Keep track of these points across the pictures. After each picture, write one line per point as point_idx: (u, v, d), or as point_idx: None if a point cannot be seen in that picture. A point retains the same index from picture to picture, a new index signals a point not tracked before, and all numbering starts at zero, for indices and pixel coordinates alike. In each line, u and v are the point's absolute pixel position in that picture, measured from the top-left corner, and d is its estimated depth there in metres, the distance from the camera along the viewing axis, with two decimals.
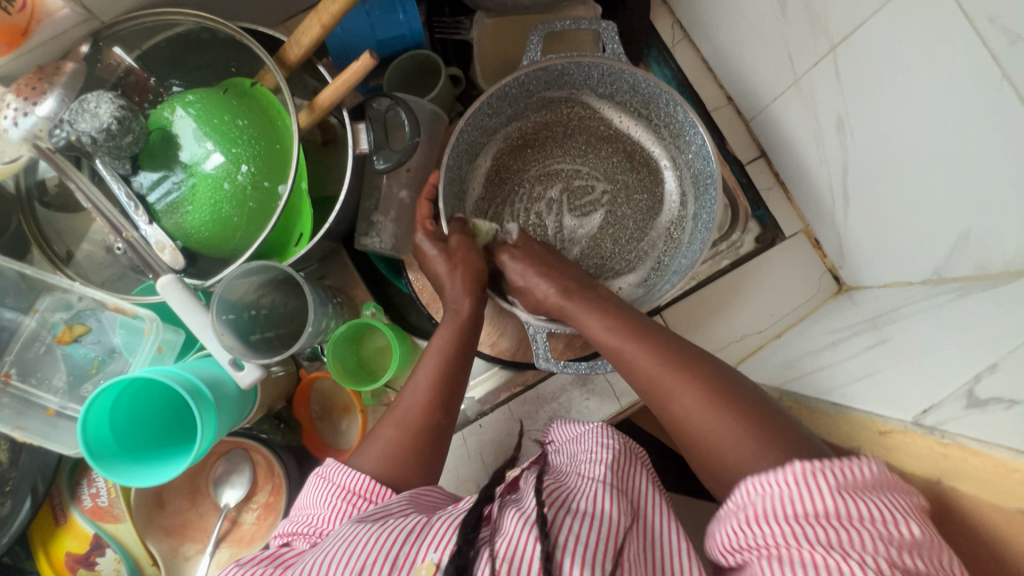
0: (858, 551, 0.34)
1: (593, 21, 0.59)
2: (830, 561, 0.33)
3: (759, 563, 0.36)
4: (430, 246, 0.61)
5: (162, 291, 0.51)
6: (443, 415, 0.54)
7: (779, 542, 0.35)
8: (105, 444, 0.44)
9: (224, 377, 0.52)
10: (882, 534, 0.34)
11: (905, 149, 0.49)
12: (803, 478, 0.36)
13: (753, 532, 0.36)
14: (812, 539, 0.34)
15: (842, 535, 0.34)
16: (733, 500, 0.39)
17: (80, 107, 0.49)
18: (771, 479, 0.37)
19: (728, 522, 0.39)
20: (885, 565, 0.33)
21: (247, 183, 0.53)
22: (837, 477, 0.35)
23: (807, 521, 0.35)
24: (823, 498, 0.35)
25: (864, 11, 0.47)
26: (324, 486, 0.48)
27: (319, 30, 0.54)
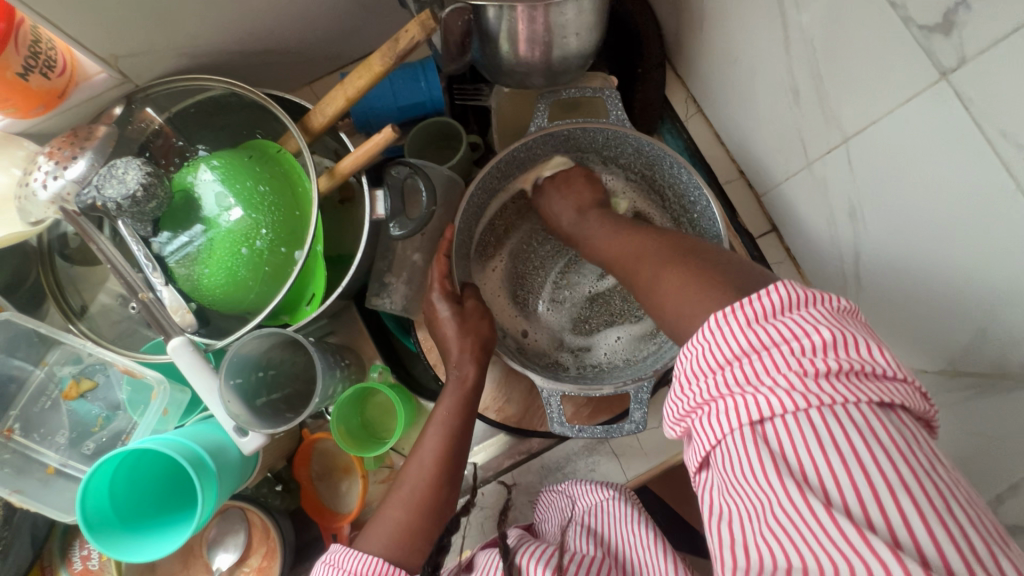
0: (780, 370, 0.33)
1: (598, 90, 0.60)
2: (761, 398, 0.32)
3: (698, 423, 0.36)
4: (443, 307, 0.60)
5: (173, 354, 0.51)
6: (449, 490, 0.53)
7: (711, 396, 0.35)
8: (104, 518, 0.44)
9: (227, 443, 0.52)
10: (800, 349, 0.33)
11: (919, 243, 0.49)
12: (719, 325, 0.36)
13: (690, 392, 0.37)
14: (738, 381, 0.34)
15: (768, 359, 0.33)
16: (677, 372, 0.39)
17: (109, 173, 0.51)
18: (697, 339, 0.37)
19: (674, 397, 0.39)
20: (798, 381, 0.32)
21: (265, 248, 0.54)
22: (750, 312, 0.35)
23: (732, 363, 0.34)
24: (739, 336, 0.35)
25: (875, 110, 0.47)
26: (332, 573, 0.46)
27: (343, 103, 0.55)
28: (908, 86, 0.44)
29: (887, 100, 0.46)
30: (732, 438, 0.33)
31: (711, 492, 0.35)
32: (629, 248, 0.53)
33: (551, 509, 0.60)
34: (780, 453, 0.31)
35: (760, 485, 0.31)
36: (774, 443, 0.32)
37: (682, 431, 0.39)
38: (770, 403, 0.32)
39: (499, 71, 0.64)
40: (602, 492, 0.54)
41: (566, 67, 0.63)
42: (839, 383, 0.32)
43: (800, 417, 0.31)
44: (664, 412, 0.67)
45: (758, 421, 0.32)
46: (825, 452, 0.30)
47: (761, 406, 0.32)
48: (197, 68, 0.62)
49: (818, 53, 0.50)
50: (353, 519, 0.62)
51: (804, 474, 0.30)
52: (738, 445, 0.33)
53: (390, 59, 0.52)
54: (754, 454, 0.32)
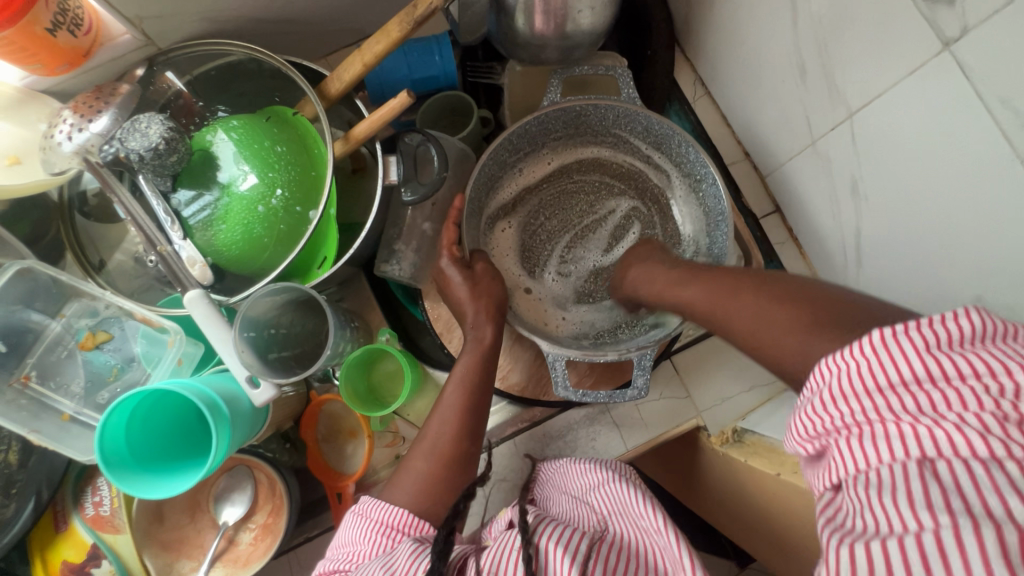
0: (968, 407, 0.27)
1: (611, 68, 0.62)
2: (938, 433, 0.27)
3: (838, 446, 0.30)
4: (454, 271, 0.61)
5: (189, 306, 0.52)
6: (471, 443, 0.54)
7: (865, 418, 0.29)
8: (120, 456, 0.45)
9: (239, 394, 0.53)
10: (997, 388, 0.26)
11: (916, 215, 0.51)
12: (883, 346, 0.30)
13: (831, 412, 0.31)
14: (898, 409, 0.28)
15: (949, 393, 0.27)
16: (808, 388, 0.33)
17: (132, 127, 0.52)
18: (841, 355, 0.31)
19: (802, 412, 0.33)
20: (993, 426, 0.26)
21: (281, 206, 0.55)
22: (929, 337, 0.29)
23: (896, 391, 0.29)
24: (911, 360, 0.29)
25: (880, 84, 0.49)
26: (361, 523, 0.47)
27: (360, 68, 0.57)
28: (911, 59, 0.45)
29: (891, 74, 0.47)
30: (886, 469, 0.28)
31: (835, 514, 0.30)
32: (725, 291, 0.48)
33: (557, 489, 0.57)
34: (956, 494, 0.25)
35: (912, 525, 0.26)
36: (948, 484, 0.26)
37: (812, 451, 0.33)
38: (953, 440, 0.26)
39: (512, 45, 0.66)
40: (601, 471, 0.54)
41: (577, 43, 0.65)
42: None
43: (990, 464, 0.25)
44: (665, 385, 0.68)
45: (930, 456, 0.26)
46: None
47: (936, 443, 0.26)
48: (216, 33, 0.63)
49: (825, 29, 0.52)
50: (358, 478, 0.63)
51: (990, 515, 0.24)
52: (892, 478, 0.27)
53: (407, 25, 0.53)
54: (916, 487, 0.26)
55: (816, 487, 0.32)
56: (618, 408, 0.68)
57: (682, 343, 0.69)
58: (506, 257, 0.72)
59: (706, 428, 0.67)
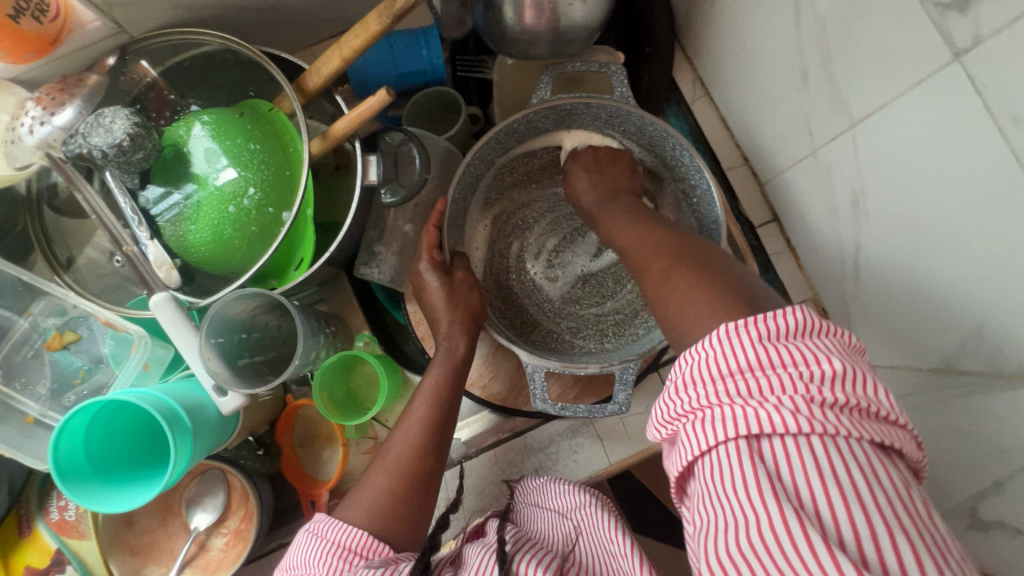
0: (785, 391, 0.31)
1: (604, 65, 0.59)
2: (762, 413, 0.30)
3: (686, 428, 0.33)
4: (431, 277, 0.58)
5: (155, 309, 0.50)
6: (435, 459, 0.53)
7: (706, 404, 0.33)
8: (75, 466, 0.43)
9: (206, 401, 0.52)
10: (808, 374, 0.31)
11: (918, 233, 0.48)
12: (727, 337, 0.33)
13: (682, 398, 0.34)
14: (736, 394, 0.32)
15: (770, 378, 0.31)
16: (669, 378, 0.36)
17: (96, 121, 0.50)
18: (700, 346, 0.34)
19: (663, 397, 0.36)
20: (802, 405, 0.30)
21: (253, 207, 0.53)
22: (762, 329, 0.33)
23: (732, 377, 0.32)
24: (746, 350, 0.32)
25: (884, 94, 0.46)
26: (315, 543, 0.46)
27: (339, 63, 0.54)
28: (918, 69, 0.42)
29: (896, 84, 0.44)
30: (723, 450, 0.31)
31: (693, 501, 0.33)
32: (650, 249, 0.48)
33: (530, 507, 0.57)
34: (775, 474, 0.29)
35: (744, 505, 0.29)
36: (771, 465, 0.30)
37: (666, 436, 0.36)
38: (772, 420, 0.30)
39: (501, 41, 0.63)
40: (579, 492, 0.55)
41: (569, 40, 0.62)
42: (844, 416, 0.30)
43: (799, 442, 0.29)
44: (651, 398, 0.66)
45: (756, 437, 0.30)
46: (825, 483, 0.28)
47: (762, 422, 0.30)
48: (193, 21, 0.61)
49: (829, 32, 0.49)
50: (332, 488, 0.62)
51: (797, 496, 0.29)
52: (728, 459, 0.30)
53: (387, 18, 0.51)
54: (747, 471, 0.30)
55: (670, 472, 0.35)
56: (601, 421, 0.66)
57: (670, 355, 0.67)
58: (489, 257, 0.71)
59: None
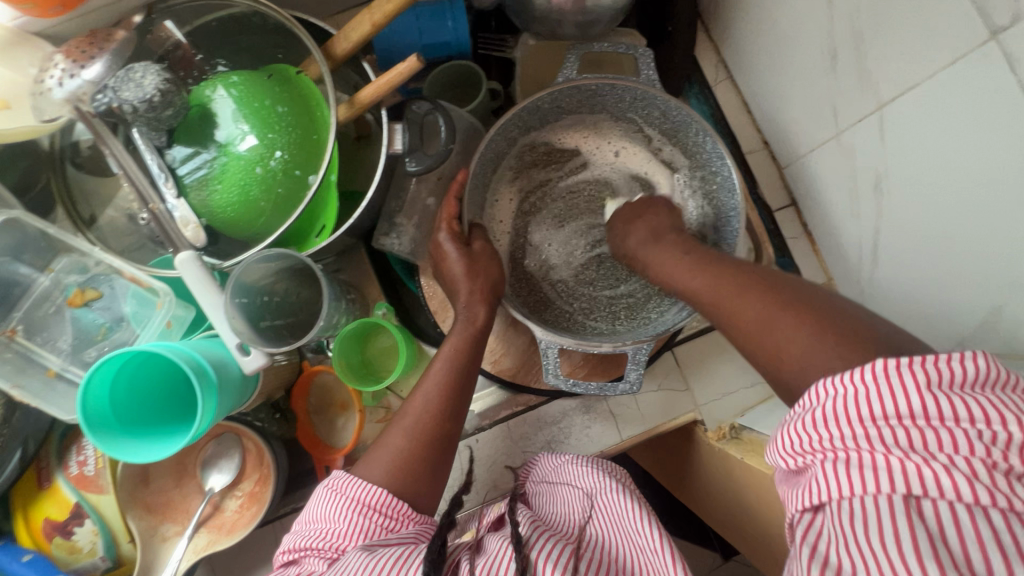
0: (958, 450, 0.29)
1: (631, 46, 0.58)
2: (927, 471, 0.29)
3: (821, 467, 0.33)
4: (452, 248, 0.59)
5: (180, 267, 0.50)
6: (451, 424, 0.53)
7: (853, 446, 0.32)
8: (103, 416, 0.44)
9: (228, 360, 0.52)
10: (988, 437, 0.29)
11: (938, 215, 0.48)
12: (883, 377, 0.31)
13: (816, 433, 0.33)
14: (890, 442, 0.31)
15: (939, 434, 0.30)
16: (798, 406, 0.35)
17: (126, 76, 0.50)
18: (845, 378, 0.33)
19: (791, 426, 0.35)
20: (979, 470, 0.29)
21: (279, 169, 0.53)
22: (930, 373, 0.31)
23: (889, 422, 0.31)
24: (910, 396, 0.31)
25: (914, 76, 0.46)
26: (336, 498, 0.47)
27: (369, 28, 0.54)
28: (952, 48, 0.43)
29: (927, 65, 0.45)
30: (874, 500, 0.30)
31: (815, 538, 0.32)
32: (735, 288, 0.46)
33: (544, 490, 0.56)
34: (938, 534, 0.28)
35: (896, 558, 0.28)
36: (932, 522, 0.29)
37: (795, 467, 0.35)
38: (940, 482, 0.29)
39: (529, 17, 0.63)
40: (599, 475, 0.53)
41: (597, 18, 0.62)
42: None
43: (974, 510, 0.28)
44: (664, 376, 0.67)
45: (916, 495, 0.29)
46: (1001, 554, 0.27)
47: (925, 479, 0.29)
48: None
49: (863, 14, 0.49)
50: (347, 453, 0.62)
51: (967, 563, 0.28)
52: (875, 510, 0.30)
53: None
54: (900, 525, 0.29)
55: (790, 504, 0.34)
56: (614, 397, 0.66)
57: (684, 336, 0.68)
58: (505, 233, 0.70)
59: (702, 422, 0.66)
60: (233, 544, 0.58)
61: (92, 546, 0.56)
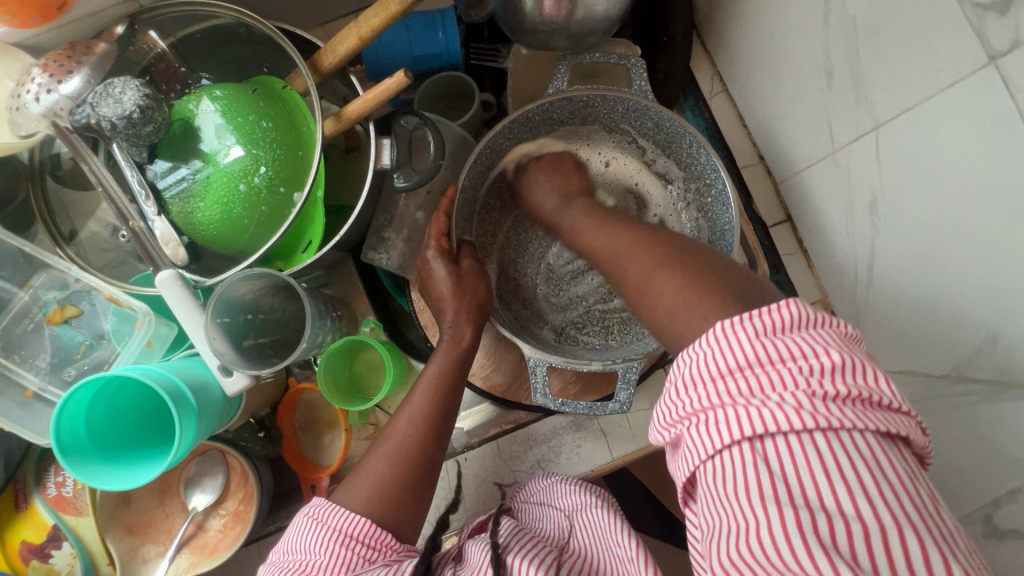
0: (786, 387, 0.30)
1: (624, 57, 0.57)
2: (765, 412, 0.30)
3: (689, 433, 0.33)
4: (441, 265, 0.58)
5: (160, 287, 0.49)
6: (436, 449, 0.52)
7: (705, 404, 0.32)
8: (78, 442, 0.43)
9: (210, 381, 0.51)
10: (808, 368, 0.31)
11: (934, 238, 0.48)
12: (724, 337, 0.33)
13: (685, 399, 0.33)
14: (737, 393, 0.31)
15: (772, 374, 0.31)
16: (670, 378, 0.36)
17: (105, 91, 0.49)
18: (698, 346, 0.34)
19: (665, 399, 0.35)
20: (805, 401, 0.30)
21: (263, 185, 0.52)
22: (759, 325, 0.32)
23: (733, 375, 0.32)
24: (745, 348, 0.32)
25: (911, 96, 0.45)
26: (316, 528, 0.46)
27: (356, 42, 0.53)
28: (950, 71, 0.42)
29: (923, 87, 0.44)
30: (728, 453, 0.31)
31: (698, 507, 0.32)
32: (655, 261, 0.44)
33: (529, 505, 0.58)
34: (779, 473, 0.29)
35: (747, 509, 0.29)
36: (774, 464, 0.30)
37: (669, 439, 0.35)
38: (775, 419, 0.30)
39: (521, 29, 0.62)
40: (585, 494, 0.54)
41: (589, 30, 0.61)
42: (846, 408, 0.30)
43: (803, 439, 0.29)
44: (656, 395, 0.66)
45: (760, 436, 0.30)
46: (830, 478, 0.29)
47: (763, 421, 0.30)
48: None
49: (859, 32, 0.48)
50: (333, 473, 0.61)
51: (807, 498, 0.29)
52: (734, 463, 0.30)
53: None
54: (751, 472, 0.30)
55: (674, 476, 0.35)
56: (605, 415, 0.65)
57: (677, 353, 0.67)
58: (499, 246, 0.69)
59: None
60: (215, 567, 0.57)
61: (69, 569, 0.55)
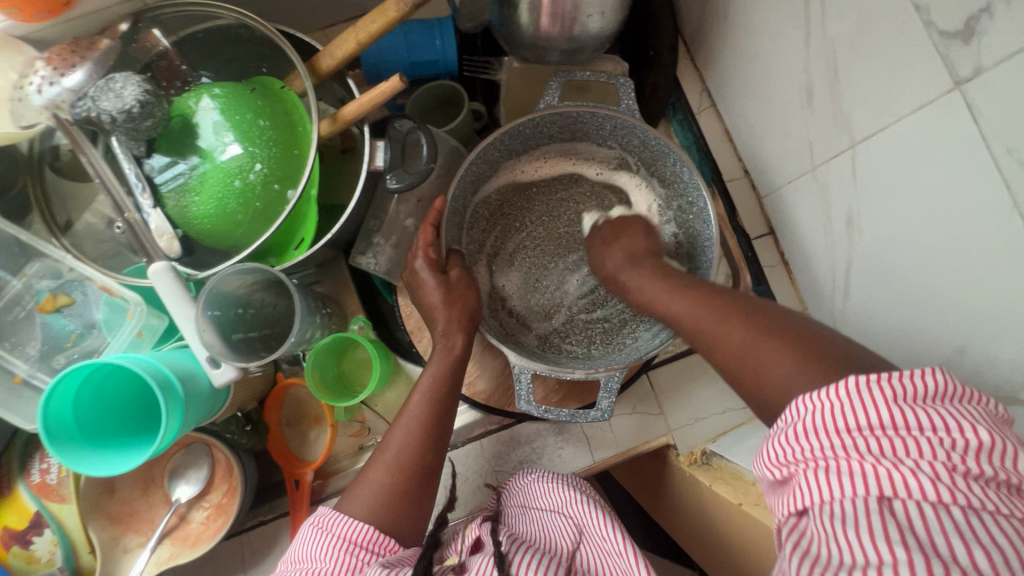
0: (923, 456, 0.32)
1: (613, 77, 0.59)
2: (896, 475, 0.31)
3: (804, 475, 0.34)
4: (428, 276, 0.59)
5: (153, 278, 0.50)
6: (435, 454, 0.53)
7: (828, 454, 0.34)
8: (65, 429, 0.44)
9: (199, 372, 0.52)
10: (949, 443, 0.32)
11: (896, 235, 0.50)
12: (854, 393, 0.34)
13: (794, 446, 0.35)
14: (865, 450, 0.33)
15: (905, 442, 0.32)
16: (780, 421, 0.37)
17: (106, 86, 0.50)
18: (817, 395, 0.35)
19: (774, 439, 0.37)
20: (942, 472, 0.31)
21: (258, 182, 0.53)
22: (896, 389, 0.33)
23: (866, 433, 0.33)
24: (879, 408, 0.33)
25: (885, 118, 0.47)
26: (321, 537, 0.47)
27: (354, 46, 0.54)
28: (920, 93, 0.44)
29: (896, 109, 0.46)
30: (850, 502, 0.32)
31: (801, 539, 0.34)
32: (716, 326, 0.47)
33: (512, 508, 0.56)
34: (907, 526, 0.30)
35: (867, 552, 0.30)
36: (902, 517, 0.31)
37: (779, 477, 0.37)
38: (908, 483, 0.31)
39: (515, 40, 0.64)
40: (565, 491, 0.54)
41: (582, 45, 0.62)
42: (989, 489, 0.31)
43: (939, 509, 0.30)
44: (638, 400, 0.67)
45: (888, 496, 0.31)
46: (965, 542, 0.29)
47: (896, 483, 0.31)
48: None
49: (837, 56, 0.50)
50: (317, 468, 0.62)
51: (935, 549, 0.30)
52: (852, 511, 0.32)
53: (405, 6, 0.51)
54: (877, 522, 0.31)
55: (778, 510, 0.36)
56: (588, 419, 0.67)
57: (659, 359, 0.68)
58: (484, 258, 0.70)
59: (675, 446, 0.67)
60: (197, 557, 0.57)
61: (50, 557, 0.55)
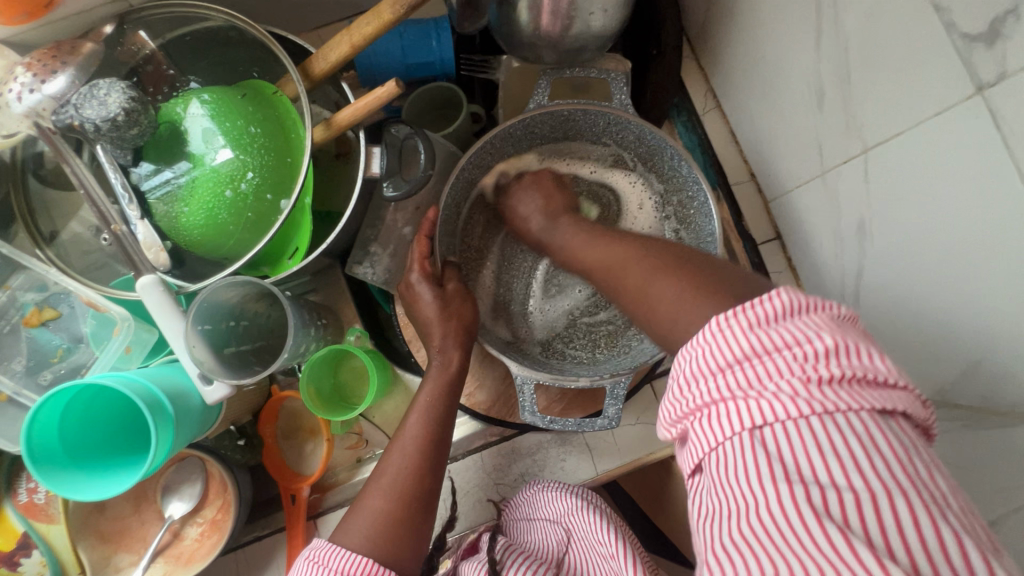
0: (783, 375, 0.31)
1: (602, 72, 0.58)
2: (763, 402, 0.30)
3: (695, 428, 0.33)
4: (426, 287, 0.57)
5: (141, 291, 0.48)
6: (428, 472, 0.51)
7: (708, 399, 0.32)
8: (50, 453, 0.42)
9: (190, 390, 0.50)
10: (802, 355, 0.31)
11: (911, 243, 0.48)
12: (720, 329, 0.33)
13: (686, 395, 0.34)
14: (737, 385, 0.31)
15: (767, 365, 0.31)
16: (671, 375, 0.36)
17: (90, 93, 0.48)
18: (696, 342, 0.34)
19: (668, 397, 0.35)
20: (801, 386, 0.30)
21: (250, 192, 0.51)
22: (751, 317, 0.33)
23: (733, 368, 0.32)
24: (741, 340, 0.32)
25: (900, 123, 0.46)
26: (315, 572, 0.44)
27: (348, 49, 0.52)
28: (939, 98, 0.42)
29: (912, 114, 0.44)
30: (731, 443, 0.31)
31: (702, 497, 0.32)
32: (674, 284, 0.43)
33: (519, 516, 0.58)
34: (777, 456, 0.29)
35: (751, 492, 0.29)
36: (772, 447, 0.29)
37: (676, 436, 0.35)
38: (774, 409, 0.30)
39: (515, 40, 0.62)
40: (566, 501, 0.54)
41: (584, 46, 0.60)
42: (842, 390, 0.30)
43: (801, 425, 0.29)
44: (641, 410, 0.66)
45: (760, 426, 0.30)
46: (827, 459, 0.28)
47: (764, 411, 0.30)
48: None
49: (849, 57, 0.48)
50: (313, 482, 0.60)
51: (802, 475, 0.29)
52: (735, 454, 0.30)
53: (401, 8, 0.49)
54: (751, 459, 0.30)
55: (682, 468, 0.35)
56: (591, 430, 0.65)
57: (663, 369, 0.67)
58: (483, 266, 0.69)
59: None
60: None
61: None
